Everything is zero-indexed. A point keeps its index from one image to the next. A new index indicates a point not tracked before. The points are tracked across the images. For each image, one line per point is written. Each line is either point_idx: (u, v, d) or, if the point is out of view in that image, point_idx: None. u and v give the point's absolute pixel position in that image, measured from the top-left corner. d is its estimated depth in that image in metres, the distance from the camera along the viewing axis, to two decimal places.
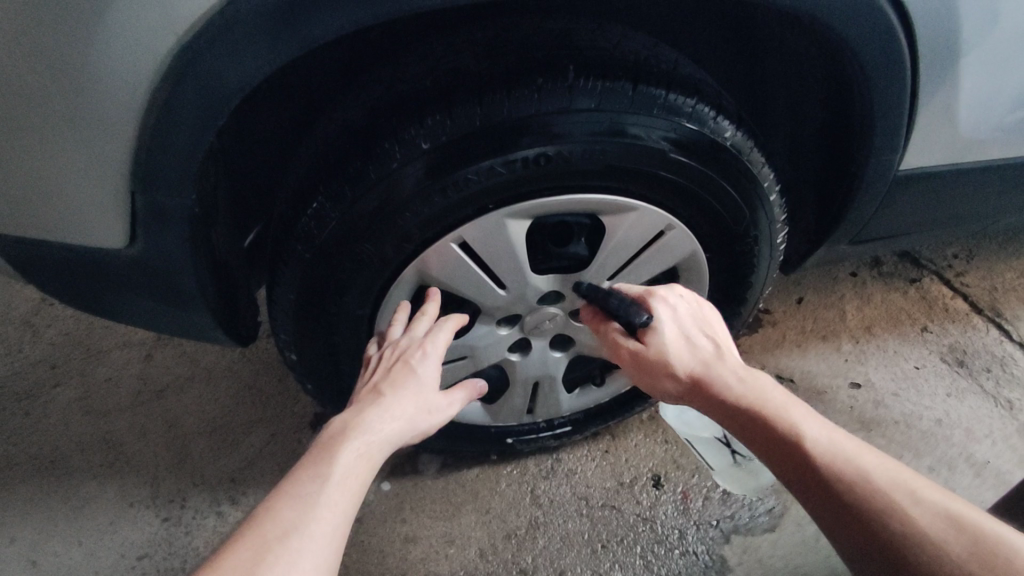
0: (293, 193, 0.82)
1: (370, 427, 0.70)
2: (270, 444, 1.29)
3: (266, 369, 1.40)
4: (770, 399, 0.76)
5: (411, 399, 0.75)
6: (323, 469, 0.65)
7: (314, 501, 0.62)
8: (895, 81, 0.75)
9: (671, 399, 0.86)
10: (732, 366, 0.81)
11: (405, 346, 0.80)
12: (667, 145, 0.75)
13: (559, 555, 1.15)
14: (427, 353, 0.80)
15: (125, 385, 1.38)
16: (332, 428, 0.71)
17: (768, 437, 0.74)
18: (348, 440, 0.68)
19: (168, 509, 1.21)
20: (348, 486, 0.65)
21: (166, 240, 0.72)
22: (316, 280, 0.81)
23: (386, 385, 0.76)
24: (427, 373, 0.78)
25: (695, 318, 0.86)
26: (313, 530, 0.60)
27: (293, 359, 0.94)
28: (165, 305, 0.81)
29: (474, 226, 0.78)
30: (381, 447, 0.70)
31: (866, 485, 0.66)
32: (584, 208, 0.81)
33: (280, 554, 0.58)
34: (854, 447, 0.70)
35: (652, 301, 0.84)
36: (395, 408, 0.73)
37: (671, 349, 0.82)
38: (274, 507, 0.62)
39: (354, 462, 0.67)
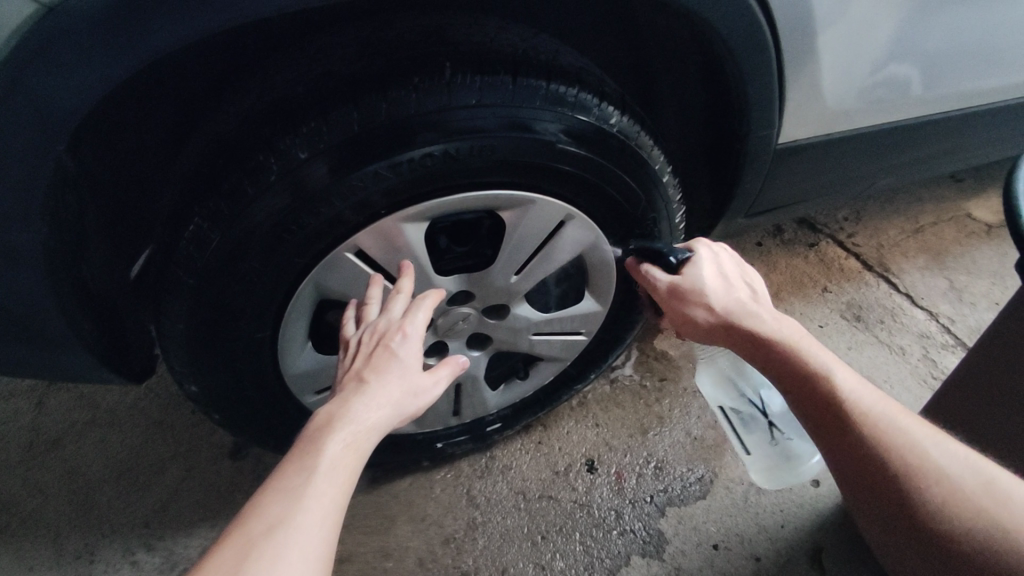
0: (171, 216, 0.77)
1: (356, 417, 0.64)
2: (186, 481, 1.21)
3: (175, 402, 1.31)
4: (804, 337, 0.74)
5: (395, 385, 0.68)
6: (307, 463, 0.60)
7: (299, 497, 0.57)
8: (760, 58, 0.79)
9: (698, 335, 0.84)
10: (766, 307, 0.79)
11: (384, 329, 0.74)
12: (555, 136, 0.76)
13: (500, 553, 1.15)
14: (407, 335, 0.73)
15: (14, 439, 1.26)
16: (321, 415, 0.65)
17: (790, 369, 0.72)
18: (333, 431, 0.62)
19: (74, 567, 1.11)
20: (335, 479, 0.60)
21: (19, 281, 0.65)
22: (204, 306, 0.76)
23: (369, 371, 0.69)
24: (410, 355, 0.72)
25: (734, 270, 0.85)
26: (299, 529, 0.56)
27: (194, 391, 0.88)
28: (30, 351, 0.74)
29: (367, 233, 0.76)
30: (369, 436, 0.64)
31: (890, 426, 0.65)
32: (482, 205, 0.80)
33: (266, 558, 0.53)
34: (881, 393, 0.68)
35: (697, 247, 0.86)
36: (379, 395, 0.67)
37: (707, 283, 0.81)
38: (260, 503, 0.57)
39: (341, 454, 0.61)
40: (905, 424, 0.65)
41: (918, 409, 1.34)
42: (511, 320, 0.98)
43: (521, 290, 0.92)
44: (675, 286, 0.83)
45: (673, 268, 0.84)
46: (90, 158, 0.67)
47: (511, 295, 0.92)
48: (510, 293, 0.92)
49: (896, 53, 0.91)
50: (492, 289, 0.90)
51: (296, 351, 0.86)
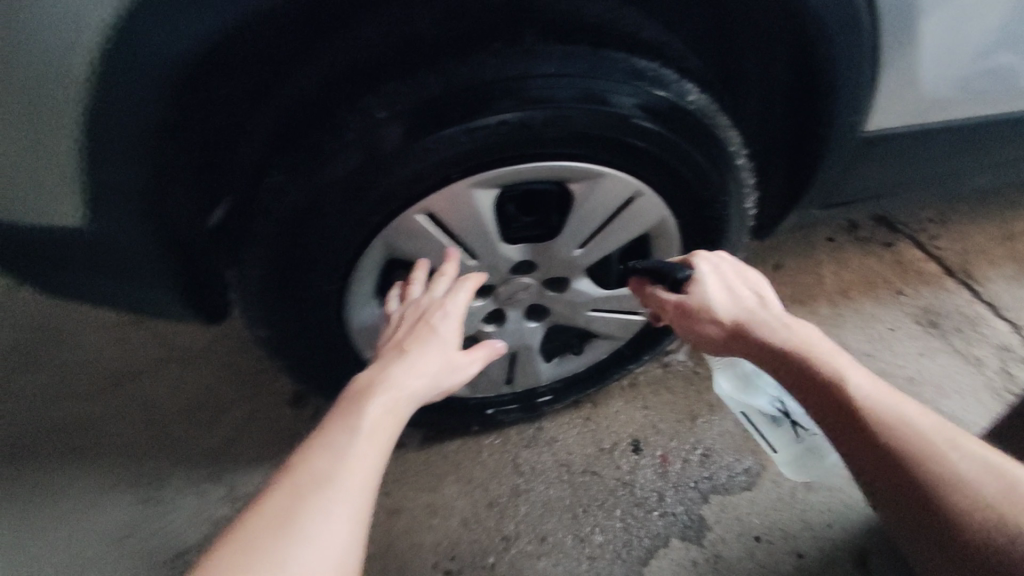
0: (258, 168, 0.81)
1: (397, 384, 0.68)
2: (251, 423, 1.29)
3: (244, 348, 1.39)
4: (813, 343, 0.73)
5: (434, 357, 0.73)
6: (353, 421, 0.63)
7: (345, 453, 0.61)
8: (855, 34, 0.77)
9: (715, 349, 0.84)
10: (775, 311, 0.79)
11: (426, 307, 0.79)
12: (631, 110, 0.76)
13: (541, 521, 1.17)
14: (448, 312, 0.78)
15: (102, 369, 1.37)
16: (360, 381, 0.69)
17: (802, 380, 0.72)
18: (374, 395, 0.66)
19: (150, 489, 1.21)
20: (378, 439, 0.63)
21: (124, 215, 0.73)
22: (282, 255, 0.80)
23: (409, 343, 0.74)
24: (448, 331, 0.76)
25: (739, 277, 0.85)
26: (345, 484, 0.59)
27: (263, 338, 0.92)
28: (128, 284, 0.81)
29: (440, 196, 0.78)
30: (407, 403, 0.68)
31: (903, 428, 0.63)
32: (552, 176, 0.81)
33: (315, 503, 0.57)
34: (892, 393, 0.66)
35: (694, 258, 0.86)
36: (419, 365, 0.71)
37: (713, 298, 0.82)
38: (304, 458, 0.60)
39: (383, 415, 0.65)
40: (923, 425, 0.63)
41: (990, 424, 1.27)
42: (570, 293, 1.00)
43: (583, 264, 0.92)
44: (682, 304, 0.84)
45: (678, 286, 0.85)
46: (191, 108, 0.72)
47: (573, 268, 0.93)
48: (572, 266, 0.92)
49: (1007, 40, 0.85)
50: (555, 261, 0.91)
51: (363, 306, 0.90)
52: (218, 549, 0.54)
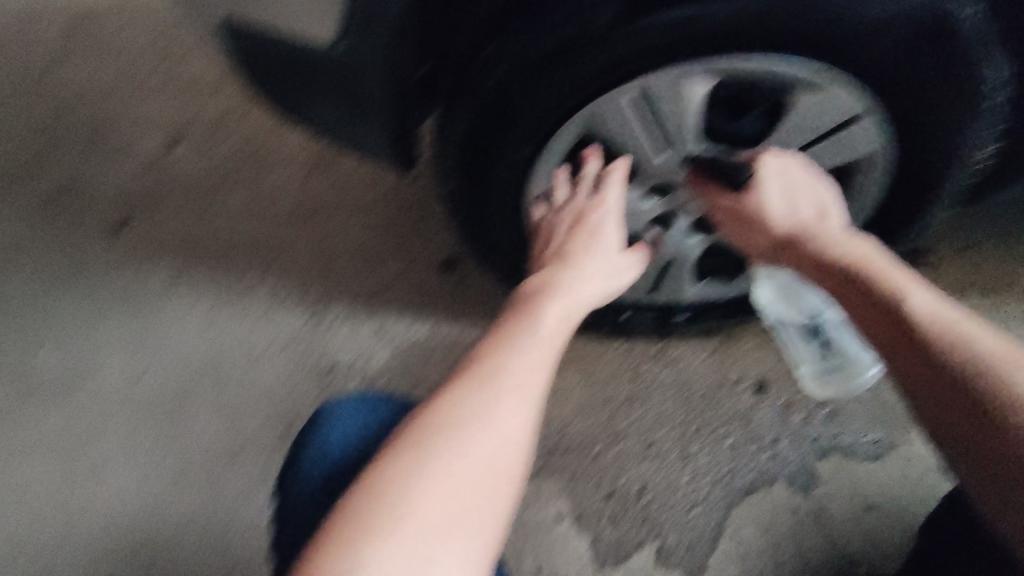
0: (483, 24, 0.81)
1: (570, 288, 0.79)
2: (404, 274, 1.41)
3: (407, 207, 1.48)
4: (864, 255, 0.77)
5: (598, 263, 0.84)
6: (532, 327, 0.74)
7: (526, 359, 0.70)
8: None
9: (763, 255, 0.88)
10: (832, 226, 0.82)
11: (582, 210, 0.89)
12: (881, 17, 0.73)
13: (652, 429, 1.21)
14: (603, 217, 0.88)
15: (287, 197, 1.53)
16: (531, 287, 0.80)
17: (848, 289, 0.75)
18: (551, 296, 0.78)
19: (314, 309, 1.39)
20: (551, 345, 0.73)
21: (370, 43, 0.78)
22: (492, 109, 0.83)
23: (573, 249, 0.85)
24: (603, 243, 0.86)
25: (803, 183, 0.86)
26: (526, 388, 0.68)
27: (449, 188, 0.97)
28: (352, 111, 0.89)
29: (658, 78, 0.79)
30: (580, 303, 0.80)
31: (944, 333, 0.67)
32: (775, 76, 0.80)
33: (500, 398, 0.67)
34: (938, 301, 0.70)
35: (762, 156, 0.85)
36: (587, 271, 0.82)
37: (771, 205, 0.85)
38: (495, 352, 0.71)
39: (555, 323, 0.75)
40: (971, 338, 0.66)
41: None
42: None
43: None
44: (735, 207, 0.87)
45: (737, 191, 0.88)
46: None
47: None
48: None
49: None
50: None
51: (543, 176, 0.93)
52: (420, 432, 0.65)
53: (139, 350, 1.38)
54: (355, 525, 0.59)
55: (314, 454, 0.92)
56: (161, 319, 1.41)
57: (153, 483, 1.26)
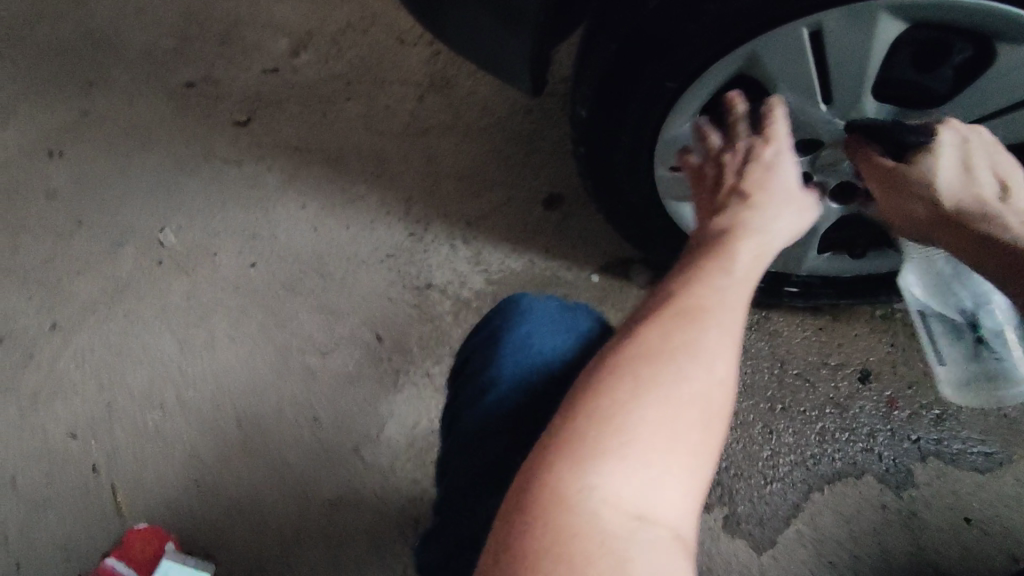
0: None
1: (760, 231, 0.65)
2: (506, 206, 1.41)
3: (517, 140, 1.47)
4: None
5: (786, 200, 0.68)
6: (726, 263, 0.63)
7: (723, 296, 0.61)
8: None
9: (920, 230, 0.76)
10: (1015, 213, 0.70)
11: (753, 146, 0.73)
12: None
13: (739, 398, 1.18)
14: (783, 150, 0.72)
15: (400, 116, 1.55)
16: (718, 227, 0.67)
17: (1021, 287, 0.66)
18: (741, 239, 0.64)
19: (414, 228, 1.41)
20: (748, 283, 0.62)
21: None
22: (648, 31, 0.79)
23: (753, 186, 0.69)
24: (791, 176, 0.71)
25: (984, 153, 0.72)
26: (725, 327, 0.59)
27: (579, 118, 0.92)
28: (497, 18, 0.88)
29: (842, 12, 0.70)
30: (771, 247, 0.66)
31: None
32: (987, 26, 0.68)
33: (699, 335, 0.58)
34: None
35: (944, 126, 0.71)
36: (775, 209, 0.67)
37: (945, 178, 0.72)
38: (678, 296, 0.61)
39: (749, 263, 0.63)
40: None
41: None
42: None
43: None
44: (902, 173, 0.73)
45: (906, 155, 0.73)
46: None
47: None
48: None
49: None
50: None
51: (682, 119, 0.88)
52: (617, 365, 0.58)
53: (251, 241, 1.45)
54: (567, 454, 0.54)
55: (512, 348, 0.80)
56: (274, 215, 1.47)
57: (246, 364, 1.34)
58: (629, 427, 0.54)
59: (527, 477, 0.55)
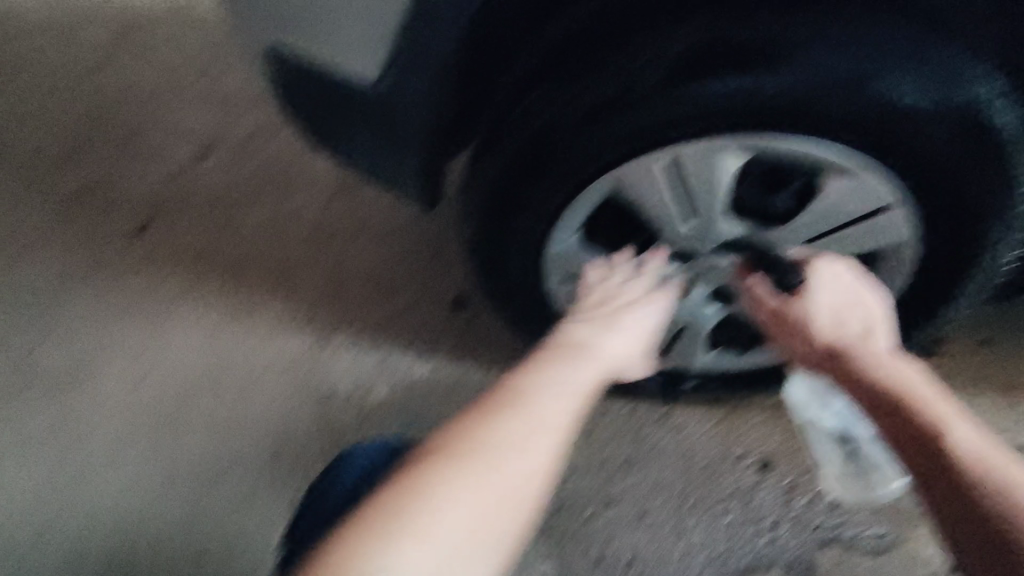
0: (520, 78, 0.82)
1: (598, 354, 0.78)
2: (414, 309, 1.40)
3: (425, 241, 1.47)
4: (915, 384, 0.71)
5: (626, 339, 0.82)
6: (570, 371, 0.74)
7: (563, 398, 0.71)
8: None
9: (807, 365, 0.82)
10: (879, 349, 0.76)
11: (620, 292, 0.88)
12: (926, 110, 0.71)
13: (647, 497, 1.18)
14: (645, 303, 0.86)
15: (304, 220, 1.52)
16: (565, 338, 0.79)
17: (891, 416, 0.69)
18: (584, 356, 0.77)
19: (319, 334, 1.38)
20: (587, 392, 0.73)
21: (409, 83, 0.79)
22: (520, 162, 0.84)
23: (605, 318, 0.83)
24: (642, 317, 0.85)
25: (852, 300, 0.81)
26: (561, 425, 0.69)
27: (471, 233, 0.98)
28: (385, 147, 0.90)
29: (688, 150, 0.78)
30: (607, 371, 0.78)
31: (1002, 487, 0.60)
32: (810, 161, 0.77)
33: (526, 429, 0.67)
34: (995, 449, 0.63)
35: (812, 270, 0.82)
36: (615, 339, 0.81)
37: (817, 315, 0.81)
38: (528, 390, 0.71)
39: (588, 377, 0.74)
40: (1006, 476, 0.61)
41: None
42: None
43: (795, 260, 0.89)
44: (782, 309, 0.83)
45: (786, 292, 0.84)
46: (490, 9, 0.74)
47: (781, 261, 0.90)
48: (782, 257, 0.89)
49: None
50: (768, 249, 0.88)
51: (565, 233, 0.92)
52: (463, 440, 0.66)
53: (145, 353, 1.40)
54: (379, 522, 0.58)
55: (351, 467, 1.03)
56: (171, 328, 1.41)
57: (149, 490, 1.29)
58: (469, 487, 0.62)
59: (362, 513, 0.59)
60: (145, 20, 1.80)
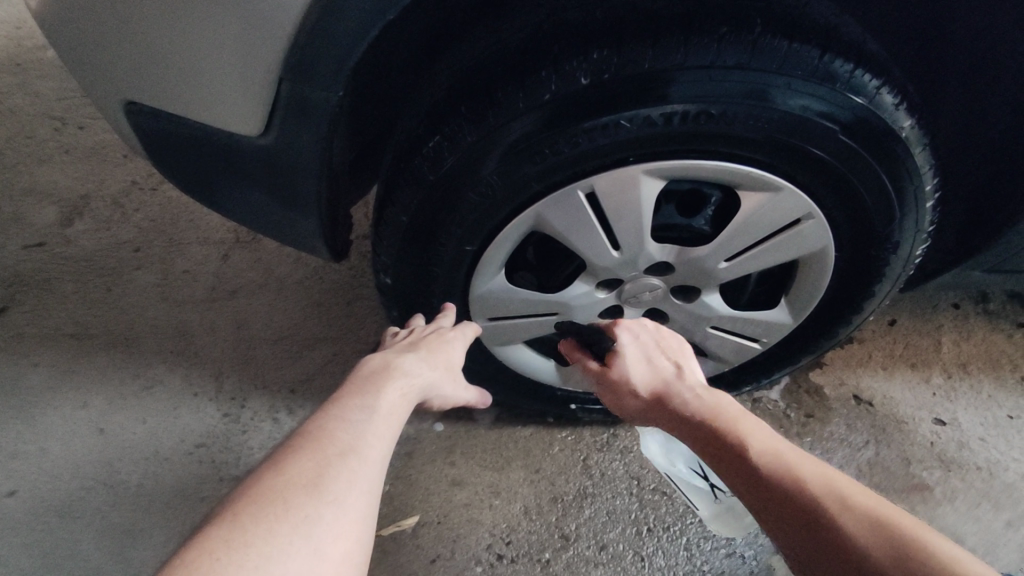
0: (424, 116, 0.76)
1: (409, 372, 0.75)
2: (331, 363, 1.29)
3: (336, 289, 1.40)
4: (722, 412, 0.74)
5: (442, 366, 0.80)
6: (369, 402, 0.68)
7: (363, 430, 0.64)
8: None
9: (641, 416, 0.84)
10: (691, 384, 0.80)
11: (431, 330, 0.86)
12: (836, 125, 0.70)
13: (603, 529, 1.13)
14: (458, 335, 0.85)
15: (201, 281, 1.40)
16: (371, 366, 0.74)
17: (715, 450, 0.72)
18: (393, 378, 0.72)
19: (228, 407, 1.24)
20: (391, 419, 0.67)
21: (297, 134, 0.70)
22: (433, 205, 0.77)
23: (423, 346, 0.81)
24: (455, 349, 0.84)
25: (658, 345, 0.86)
26: (368, 456, 0.61)
27: (387, 283, 0.90)
28: (279, 203, 0.80)
29: (609, 177, 0.74)
30: (416, 391, 0.74)
31: (804, 489, 0.63)
32: (728, 179, 0.75)
33: (317, 463, 0.59)
34: (795, 455, 0.67)
35: (615, 327, 0.86)
36: (429, 363, 0.78)
37: (633, 371, 0.83)
38: (331, 428, 0.63)
39: (393, 401, 0.69)
40: (807, 472, 0.64)
41: None
42: (696, 306, 0.93)
43: (720, 277, 0.87)
44: (604, 371, 0.85)
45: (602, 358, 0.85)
46: (379, 49, 0.67)
47: (707, 279, 0.88)
48: (708, 276, 0.87)
49: None
50: (694, 268, 0.85)
51: (489, 273, 0.86)
52: (242, 510, 0.53)
53: (12, 459, 1.18)
54: None
55: None
56: (42, 423, 1.22)
57: None
58: (265, 560, 0.50)
59: None
60: (12, 98, 1.71)
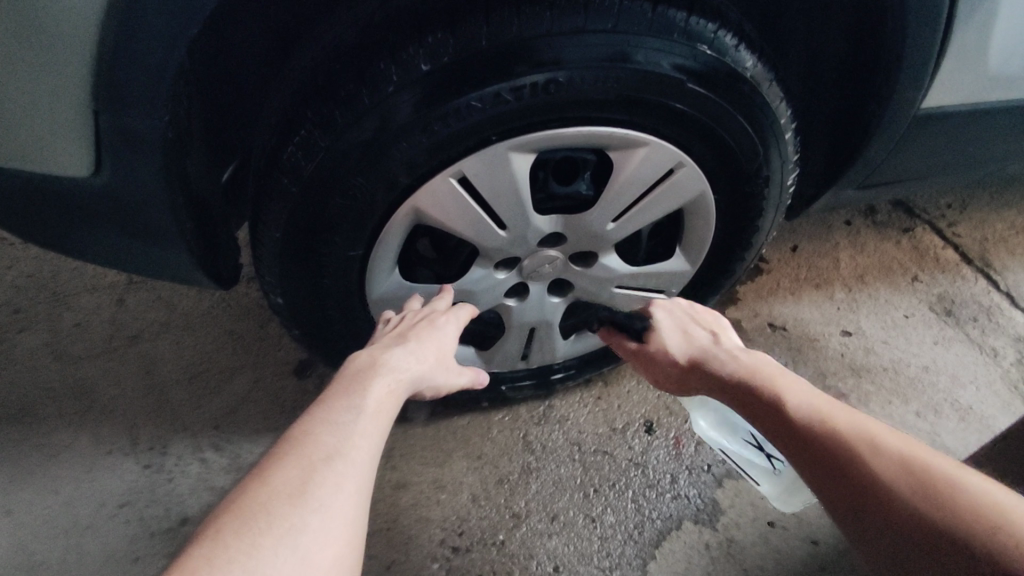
0: (277, 127, 0.73)
1: (396, 366, 0.71)
2: (252, 391, 1.24)
3: (246, 314, 1.34)
4: (759, 371, 0.77)
5: (434, 352, 0.76)
6: (355, 401, 0.64)
7: (353, 430, 0.61)
8: (930, 21, 0.75)
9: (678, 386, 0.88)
10: (726, 347, 0.83)
11: (427, 312, 0.82)
12: (683, 74, 0.71)
13: (552, 499, 1.15)
14: (451, 318, 0.81)
15: (97, 330, 1.32)
16: (358, 362, 0.70)
17: (755, 407, 0.74)
18: (380, 374, 0.68)
19: (148, 457, 1.17)
20: (379, 417, 0.64)
21: (132, 166, 0.66)
22: (303, 217, 0.74)
23: (412, 334, 0.76)
24: (449, 333, 0.79)
25: (691, 315, 0.90)
26: (355, 458, 0.59)
27: (279, 303, 0.87)
28: (138, 243, 0.75)
29: (476, 159, 0.73)
30: (405, 385, 0.70)
31: (837, 434, 0.65)
32: (596, 142, 0.76)
33: (302, 471, 0.56)
34: (830, 407, 0.69)
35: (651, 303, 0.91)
36: (421, 352, 0.74)
37: (668, 338, 0.87)
38: (313, 432, 0.60)
39: (383, 397, 0.66)
40: (840, 420, 0.67)
41: (1005, 416, 1.24)
42: (597, 269, 0.93)
43: (614, 238, 0.88)
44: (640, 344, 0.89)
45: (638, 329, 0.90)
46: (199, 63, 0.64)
47: (602, 242, 0.88)
48: (601, 239, 0.87)
49: None
50: (586, 233, 0.86)
51: (382, 276, 0.84)
52: (221, 527, 0.51)
53: None
54: None
55: None
56: None
57: None
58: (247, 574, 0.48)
59: None
60: None
